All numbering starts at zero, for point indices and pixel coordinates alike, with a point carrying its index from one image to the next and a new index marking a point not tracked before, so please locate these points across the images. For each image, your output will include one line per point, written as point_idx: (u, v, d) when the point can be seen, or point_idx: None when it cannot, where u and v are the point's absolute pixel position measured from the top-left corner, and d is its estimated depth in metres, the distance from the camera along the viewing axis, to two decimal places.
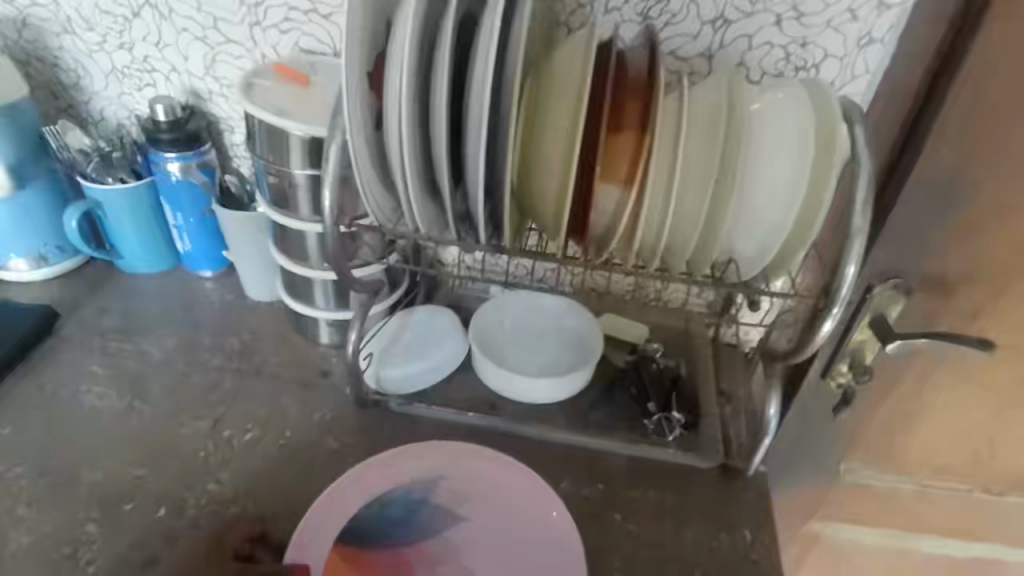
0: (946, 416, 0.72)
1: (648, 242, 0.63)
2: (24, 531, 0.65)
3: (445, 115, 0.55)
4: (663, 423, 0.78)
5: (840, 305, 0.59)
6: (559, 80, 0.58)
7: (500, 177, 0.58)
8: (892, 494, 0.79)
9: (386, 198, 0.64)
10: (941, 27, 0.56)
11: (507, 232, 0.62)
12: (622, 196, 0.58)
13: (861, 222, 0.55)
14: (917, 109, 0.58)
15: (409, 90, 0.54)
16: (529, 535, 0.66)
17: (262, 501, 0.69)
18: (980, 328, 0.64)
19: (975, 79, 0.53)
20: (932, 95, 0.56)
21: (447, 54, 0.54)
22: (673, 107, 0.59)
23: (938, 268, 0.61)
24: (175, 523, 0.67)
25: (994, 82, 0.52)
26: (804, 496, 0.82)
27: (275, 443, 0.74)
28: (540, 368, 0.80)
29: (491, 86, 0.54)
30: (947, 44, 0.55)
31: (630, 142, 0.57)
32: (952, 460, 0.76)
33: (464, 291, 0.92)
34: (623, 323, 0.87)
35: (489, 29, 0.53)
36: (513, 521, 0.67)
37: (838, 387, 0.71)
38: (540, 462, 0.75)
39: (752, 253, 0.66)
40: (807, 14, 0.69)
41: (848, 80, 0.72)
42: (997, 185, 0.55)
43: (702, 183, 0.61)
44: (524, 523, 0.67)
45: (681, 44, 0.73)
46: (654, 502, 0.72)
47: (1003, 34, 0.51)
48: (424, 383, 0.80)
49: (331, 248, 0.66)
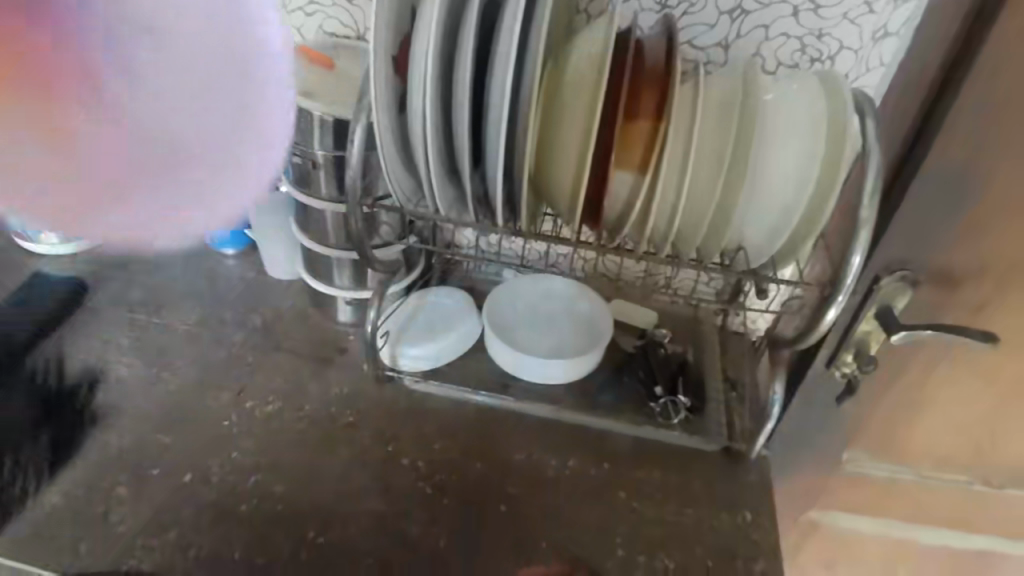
0: (948, 408, 0.74)
1: (661, 228, 0.65)
2: (58, 491, 0.69)
3: (467, 100, 0.56)
4: (669, 406, 0.79)
5: (844, 294, 0.60)
6: (578, 67, 0.59)
7: (519, 162, 0.59)
8: (892, 483, 0.82)
9: (408, 179, 0.66)
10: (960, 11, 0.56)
11: (523, 216, 0.64)
12: (635, 181, 0.60)
13: (868, 211, 0.56)
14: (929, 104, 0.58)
15: (432, 73, 0.56)
16: (200, 91, 0.70)
17: (283, 470, 0.72)
18: (986, 320, 0.65)
19: (988, 71, 0.53)
20: (947, 85, 0.56)
21: (470, 39, 0.55)
22: (688, 96, 0.61)
23: (945, 263, 0.62)
24: (200, 488, 0.70)
25: (1005, 75, 0.53)
26: (805, 484, 0.86)
27: (295, 415, 0.77)
28: (549, 350, 0.82)
29: (513, 71, 0.55)
30: (965, 30, 0.55)
31: (645, 129, 0.58)
32: (954, 451, 0.77)
33: (477, 273, 0.94)
34: (633, 308, 0.89)
35: (513, 14, 0.54)
36: (212, 88, 0.70)
37: (843, 376, 0.74)
38: (549, 441, 0.77)
39: (761, 240, 0.67)
40: (824, 6, 0.70)
41: (862, 72, 0.73)
42: (1004, 178, 0.57)
43: (715, 170, 0.62)
44: (219, 99, 0.71)
45: (698, 34, 0.74)
46: (658, 482, 0.75)
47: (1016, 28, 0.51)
48: (439, 362, 0.82)
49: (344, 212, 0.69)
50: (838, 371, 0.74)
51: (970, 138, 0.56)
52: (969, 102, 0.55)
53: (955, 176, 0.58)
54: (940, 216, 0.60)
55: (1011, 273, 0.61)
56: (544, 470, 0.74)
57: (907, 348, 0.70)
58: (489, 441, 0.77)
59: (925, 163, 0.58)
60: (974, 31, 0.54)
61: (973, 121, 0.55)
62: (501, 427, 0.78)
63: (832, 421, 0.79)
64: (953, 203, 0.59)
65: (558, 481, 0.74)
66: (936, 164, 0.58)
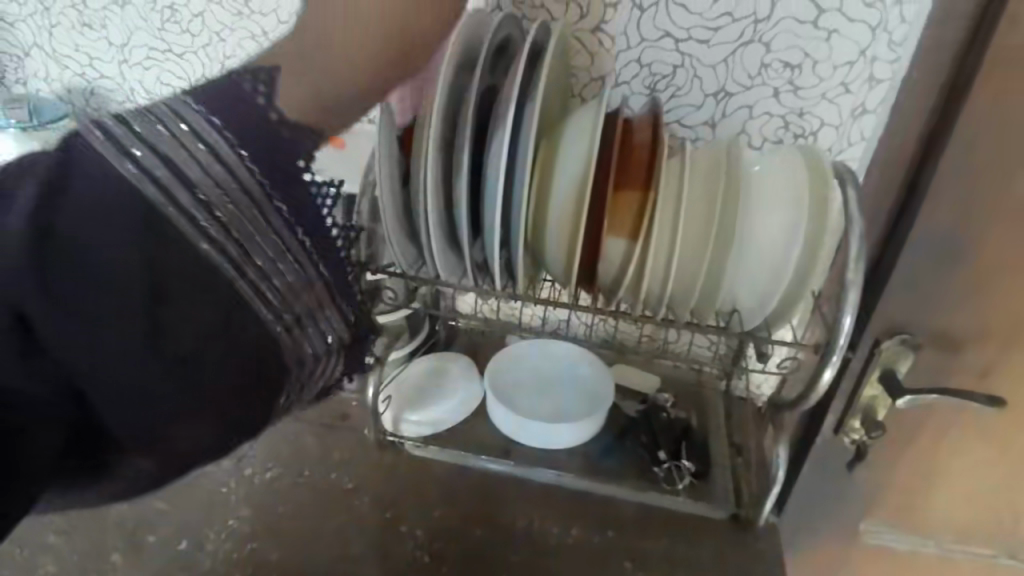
0: (963, 478, 0.72)
1: (655, 291, 0.67)
2: (52, 558, 0.69)
3: (466, 174, 0.61)
4: (673, 471, 0.79)
5: (838, 354, 0.60)
6: (571, 143, 0.63)
7: (515, 231, 0.63)
8: (914, 556, 0.79)
9: (411, 248, 0.69)
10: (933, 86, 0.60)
11: (519, 282, 0.67)
12: (629, 247, 0.63)
13: (855, 274, 0.58)
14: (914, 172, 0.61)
15: (434, 151, 0.60)
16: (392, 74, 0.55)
17: (280, 538, 0.72)
18: (990, 387, 0.66)
19: (966, 143, 0.56)
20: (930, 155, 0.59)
21: (469, 120, 0.60)
22: (675, 169, 0.65)
23: (941, 325, 0.64)
24: (196, 556, 0.69)
25: (983, 147, 0.56)
26: (822, 557, 0.83)
27: (296, 481, 0.78)
28: (550, 414, 0.82)
29: (507, 148, 0.60)
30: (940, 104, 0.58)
31: (635, 197, 0.62)
32: (978, 524, 0.75)
33: (481, 339, 0.96)
34: (634, 373, 0.90)
35: (507, 98, 0.60)
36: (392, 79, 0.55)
37: (851, 442, 0.73)
38: (551, 509, 0.76)
39: (753, 302, 0.68)
40: (803, 87, 0.75)
41: (845, 147, 0.77)
42: (997, 241, 0.59)
43: (703, 236, 0.65)
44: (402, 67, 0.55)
45: (686, 113, 0.79)
46: (664, 550, 0.73)
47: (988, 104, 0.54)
48: (439, 427, 0.83)
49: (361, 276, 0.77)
50: (846, 437, 0.74)
51: (957, 203, 0.58)
52: (951, 166, 0.57)
53: (943, 240, 0.60)
54: (933, 278, 0.62)
55: (1016, 334, 0.62)
56: (546, 539, 0.73)
57: (915, 414, 0.70)
58: (490, 508, 0.76)
59: (915, 226, 0.60)
60: (950, 105, 0.57)
61: (959, 185, 0.58)
62: (503, 495, 0.77)
63: (845, 489, 0.77)
64: (943, 268, 0.61)
65: (560, 550, 0.72)
66: (925, 230, 0.60)
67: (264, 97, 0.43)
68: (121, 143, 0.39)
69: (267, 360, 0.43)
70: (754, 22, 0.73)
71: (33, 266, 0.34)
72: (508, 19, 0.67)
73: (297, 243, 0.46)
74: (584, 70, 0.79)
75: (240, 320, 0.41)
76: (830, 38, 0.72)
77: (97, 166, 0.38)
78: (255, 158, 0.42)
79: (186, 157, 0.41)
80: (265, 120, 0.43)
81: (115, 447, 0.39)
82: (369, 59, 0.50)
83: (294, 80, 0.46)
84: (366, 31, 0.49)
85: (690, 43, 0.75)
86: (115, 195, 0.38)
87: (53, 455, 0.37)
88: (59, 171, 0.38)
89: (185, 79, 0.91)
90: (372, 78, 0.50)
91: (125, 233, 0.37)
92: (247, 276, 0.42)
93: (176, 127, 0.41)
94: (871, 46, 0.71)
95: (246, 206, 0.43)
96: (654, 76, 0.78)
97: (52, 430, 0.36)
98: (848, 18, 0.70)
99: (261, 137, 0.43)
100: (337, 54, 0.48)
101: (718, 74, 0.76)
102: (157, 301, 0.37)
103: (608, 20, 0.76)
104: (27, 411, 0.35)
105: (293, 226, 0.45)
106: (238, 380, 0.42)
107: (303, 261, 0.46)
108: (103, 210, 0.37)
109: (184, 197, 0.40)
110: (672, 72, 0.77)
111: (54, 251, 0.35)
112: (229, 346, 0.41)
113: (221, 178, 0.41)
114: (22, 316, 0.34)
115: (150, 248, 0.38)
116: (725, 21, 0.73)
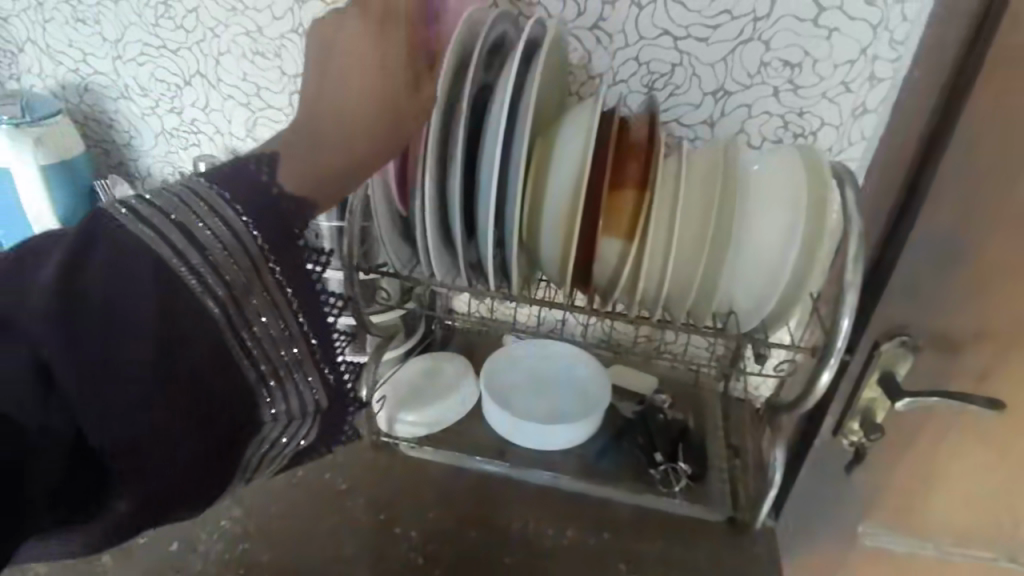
0: (963, 481, 0.71)
1: (651, 291, 0.67)
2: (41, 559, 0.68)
3: (459, 182, 0.61)
4: (670, 473, 0.78)
5: (836, 356, 0.59)
6: (565, 144, 0.63)
7: (509, 230, 0.63)
8: (914, 558, 0.78)
9: (404, 248, 0.69)
10: (938, 86, 0.59)
11: (515, 282, 0.67)
12: (624, 248, 0.62)
13: (852, 275, 0.57)
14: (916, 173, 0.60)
15: (431, 160, 0.60)
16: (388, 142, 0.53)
17: (271, 540, 0.71)
18: (991, 389, 0.65)
19: (967, 145, 0.55)
20: (932, 154, 0.58)
21: (462, 123, 0.60)
22: (671, 168, 0.64)
23: (940, 327, 0.63)
24: (187, 557, 0.69)
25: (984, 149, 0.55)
26: (821, 559, 0.82)
27: (290, 481, 0.77)
28: (546, 415, 0.81)
29: (501, 145, 0.59)
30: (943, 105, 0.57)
31: (631, 196, 0.61)
32: (979, 528, 0.74)
33: (477, 337, 0.96)
34: (632, 373, 0.89)
35: (502, 96, 0.59)
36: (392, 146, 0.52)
37: (850, 444, 0.72)
38: (546, 511, 0.76)
39: (750, 304, 0.68)
40: (803, 86, 0.74)
41: (845, 146, 0.77)
42: (998, 242, 0.58)
43: (700, 236, 0.64)
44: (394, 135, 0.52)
45: (684, 112, 0.79)
46: (661, 553, 0.72)
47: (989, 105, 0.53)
48: (434, 427, 0.82)
49: (359, 299, 0.72)
50: (846, 439, 0.73)
51: (957, 204, 0.57)
52: (951, 167, 0.56)
53: (945, 241, 0.59)
54: (933, 280, 0.61)
55: (1017, 336, 0.62)
56: (541, 541, 0.72)
57: (915, 417, 0.69)
58: (486, 509, 0.75)
59: (915, 228, 0.59)
60: (950, 106, 0.57)
61: (959, 185, 0.57)
62: (498, 496, 0.77)
63: (844, 491, 0.76)
64: (943, 269, 0.61)
65: (556, 552, 0.71)
66: (925, 232, 0.59)
67: (269, 175, 0.44)
68: (145, 218, 0.39)
69: (251, 410, 0.43)
70: (753, 20, 0.72)
71: (57, 323, 0.35)
72: (504, 16, 0.67)
73: (289, 303, 0.44)
74: (581, 68, 0.79)
75: (234, 368, 0.42)
76: (831, 37, 0.71)
77: (118, 234, 0.38)
78: (261, 226, 0.42)
79: (199, 227, 0.40)
80: (270, 195, 0.43)
81: (108, 484, 0.39)
82: (364, 126, 0.50)
83: (296, 158, 0.46)
84: (359, 104, 0.50)
85: (689, 42, 0.75)
86: (138, 259, 0.38)
87: (50, 491, 0.37)
88: (86, 239, 0.38)
89: (180, 74, 0.90)
90: (369, 146, 0.50)
91: (145, 291, 0.38)
92: (242, 332, 0.42)
93: (191, 195, 0.41)
94: (872, 45, 0.70)
95: (251, 272, 0.42)
96: (653, 75, 0.77)
97: (50, 459, 0.36)
98: (848, 16, 0.69)
99: (269, 204, 0.43)
100: (332, 129, 0.49)
101: (717, 73, 0.75)
102: (165, 355, 0.38)
103: (606, 18, 0.75)
104: (31, 441, 0.35)
105: (286, 288, 0.43)
106: (223, 436, 0.42)
107: (292, 320, 0.44)
108: (125, 272, 0.37)
109: (194, 259, 0.39)
110: (671, 71, 0.77)
111: (83, 311, 0.36)
112: (221, 395, 0.41)
113: (228, 242, 0.41)
114: (45, 367, 0.35)
115: (165, 305, 0.38)
116: (724, 18, 0.73)
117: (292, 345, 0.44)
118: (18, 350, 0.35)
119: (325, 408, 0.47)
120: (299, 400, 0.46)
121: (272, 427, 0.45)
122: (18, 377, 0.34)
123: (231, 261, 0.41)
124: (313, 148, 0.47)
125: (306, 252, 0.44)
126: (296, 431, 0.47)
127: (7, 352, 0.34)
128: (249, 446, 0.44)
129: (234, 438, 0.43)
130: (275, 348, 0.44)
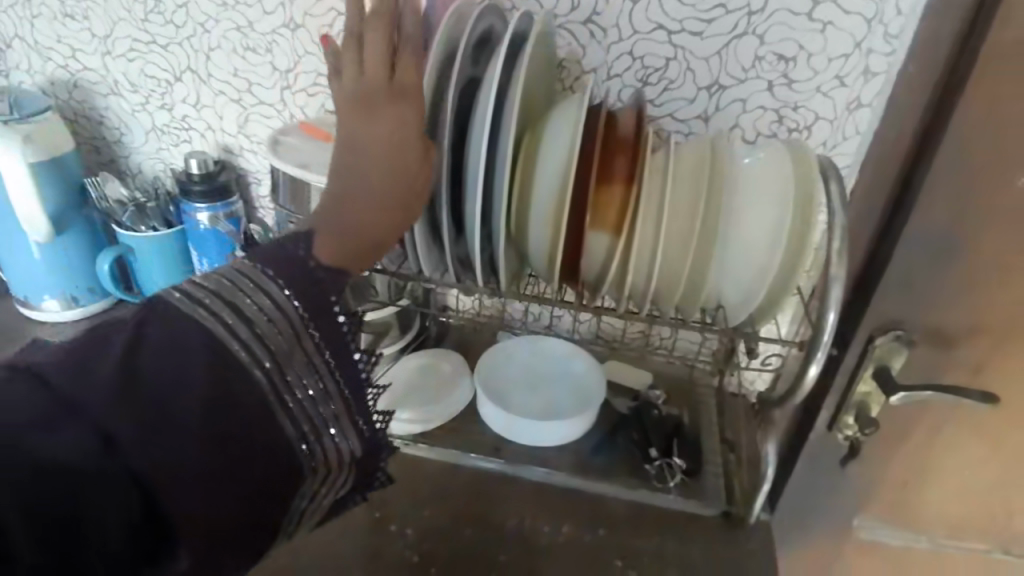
0: (956, 474, 0.72)
1: (639, 285, 0.67)
2: None
3: (444, 178, 0.60)
4: (664, 468, 0.78)
5: (823, 350, 0.59)
6: (553, 138, 0.62)
7: (495, 228, 0.63)
8: (907, 550, 0.78)
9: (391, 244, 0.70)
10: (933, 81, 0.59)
11: (502, 278, 0.67)
12: (611, 242, 0.62)
13: (838, 268, 0.57)
14: (910, 169, 0.60)
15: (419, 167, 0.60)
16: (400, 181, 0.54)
17: None
18: (983, 383, 0.65)
19: (962, 141, 0.55)
20: (925, 151, 0.58)
21: (449, 121, 0.59)
22: (659, 162, 0.64)
23: (934, 321, 0.63)
24: None
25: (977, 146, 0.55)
26: (815, 553, 0.82)
27: None
28: (540, 411, 0.81)
29: (487, 144, 0.59)
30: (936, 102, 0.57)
31: (618, 192, 0.60)
32: (973, 520, 0.74)
33: (472, 334, 0.96)
34: (626, 369, 0.89)
35: (487, 95, 0.59)
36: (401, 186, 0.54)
37: (845, 438, 0.72)
38: (543, 507, 0.76)
39: (738, 299, 0.68)
40: (797, 81, 0.74)
41: (839, 141, 0.76)
42: (991, 238, 0.58)
43: (688, 230, 0.64)
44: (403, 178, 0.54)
45: (679, 107, 0.78)
46: (657, 548, 0.72)
47: (982, 101, 0.53)
48: (428, 423, 0.82)
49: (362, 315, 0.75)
50: (840, 434, 0.73)
51: (951, 200, 0.57)
52: (946, 162, 0.56)
53: (939, 236, 0.59)
54: (927, 274, 0.61)
55: (1010, 331, 0.62)
56: (537, 537, 0.73)
57: (909, 410, 0.69)
58: (481, 506, 0.75)
59: (911, 224, 0.59)
60: (943, 103, 0.56)
61: (952, 181, 0.56)
62: (493, 492, 0.77)
63: (838, 483, 0.76)
64: (938, 263, 0.60)
65: (552, 548, 0.72)
66: (920, 228, 0.59)
67: (305, 249, 0.46)
68: (195, 298, 0.41)
69: (295, 466, 0.43)
70: (748, 14, 0.72)
71: (114, 390, 0.35)
72: (491, 9, 0.66)
73: (326, 364, 0.45)
74: (574, 62, 0.78)
75: (279, 428, 0.41)
76: (825, 30, 0.71)
77: (173, 314, 0.39)
78: (301, 295, 0.44)
79: (246, 300, 0.42)
80: (307, 267, 0.45)
81: (161, 535, 0.36)
82: (381, 176, 0.53)
83: (337, 213, 0.51)
84: (372, 153, 0.53)
85: (683, 36, 0.74)
86: (191, 334, 0.39)
87: (110, 536, 0.33)
88: (141, 321, 0.39)
89: (170, 71, 0.89)
90: (385, 190, 0.53)
91: (200, 362, 0.38)
92: (285, 396, 0.42)
93: (239, 276, 0.43)
94: (867, 38, 0.70)
95: (292, 338, 0.43)
96: (647, 69, 0.77)
97: (110, 498, 0.33)
98: (843, 10, 0.69)
99: (306, 274, 0.45)
100: (355, 181, 0.53)
101: (711, 68, 0.75)
102: (217, 415, 0.38)
103: (599, 12, 0.75)
104: (88, 486, 0.32)
105: (325, 351, 0.45)
106: (270, 487, 0.41)
107: (329, 379, 0.46)
108: (179, 346, 0.38)
109: (243, 333, 0.41)
110: (665, 65, 0.76)
111: (142, 384, 0.36)
112: (269, 453, 0.41)
113: (272, 314, 0.43)
114: (109, 437, 0.34)
115: (216, 373, 0.39)
116: (718, 12, 0.72)
117: (329, 402, 0.46)
118: (83, 428, 0.33)
119: (360, 456, 0.49)
120: (338, 452, 0.46)
121: (312, 480, 0.45)
122: (81, 446, 0.33)
123: (276, 329, 0.42)
124: (342, 203, 0.52)
125: (343, 317, 0.46)
126: (334, 479, 0.47)
127: (69, 429, 0.33)
128: (293, 498, 0.44)
129: (279, 490, 0.42)
130: (312, 401, 0.44)
